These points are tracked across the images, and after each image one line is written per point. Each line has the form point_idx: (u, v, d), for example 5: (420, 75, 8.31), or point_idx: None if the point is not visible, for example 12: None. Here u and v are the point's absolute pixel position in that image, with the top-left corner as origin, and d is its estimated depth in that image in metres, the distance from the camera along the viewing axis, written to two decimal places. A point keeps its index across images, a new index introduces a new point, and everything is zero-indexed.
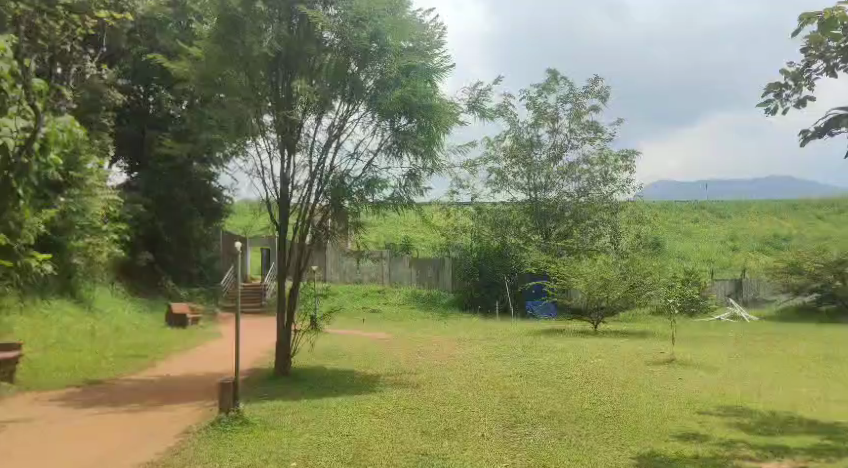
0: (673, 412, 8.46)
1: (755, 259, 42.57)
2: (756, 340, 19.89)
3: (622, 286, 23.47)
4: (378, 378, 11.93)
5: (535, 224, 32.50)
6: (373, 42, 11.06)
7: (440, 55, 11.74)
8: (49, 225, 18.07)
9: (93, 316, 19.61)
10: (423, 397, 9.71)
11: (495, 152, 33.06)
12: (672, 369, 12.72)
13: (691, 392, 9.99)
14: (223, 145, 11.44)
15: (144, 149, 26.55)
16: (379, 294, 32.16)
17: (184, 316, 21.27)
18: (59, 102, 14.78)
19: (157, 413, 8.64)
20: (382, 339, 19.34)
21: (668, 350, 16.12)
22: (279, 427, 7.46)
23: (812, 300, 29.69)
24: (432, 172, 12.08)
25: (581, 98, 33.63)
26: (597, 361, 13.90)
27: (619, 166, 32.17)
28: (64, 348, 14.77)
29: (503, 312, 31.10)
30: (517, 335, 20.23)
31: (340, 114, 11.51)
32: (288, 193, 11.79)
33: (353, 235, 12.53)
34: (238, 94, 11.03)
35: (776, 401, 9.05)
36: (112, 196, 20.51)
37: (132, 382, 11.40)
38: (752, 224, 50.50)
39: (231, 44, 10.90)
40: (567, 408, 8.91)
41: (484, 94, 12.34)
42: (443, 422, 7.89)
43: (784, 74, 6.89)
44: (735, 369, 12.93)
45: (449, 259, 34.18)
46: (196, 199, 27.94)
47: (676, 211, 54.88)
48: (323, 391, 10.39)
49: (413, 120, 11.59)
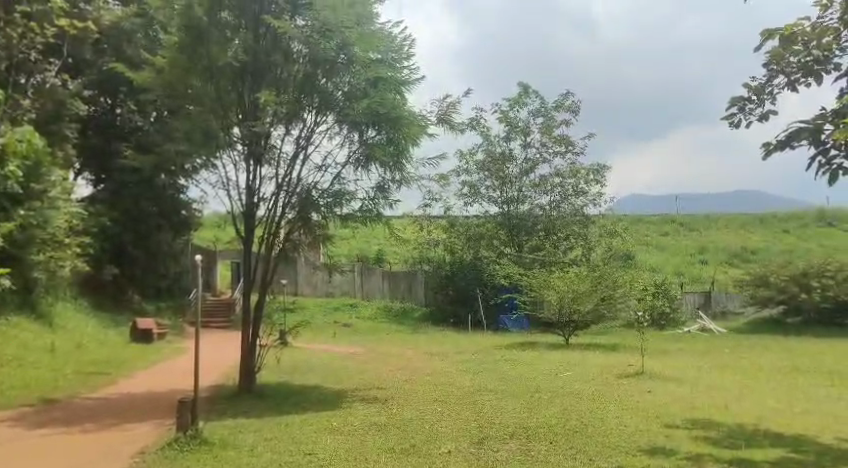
0: (643, 426, 8.40)
1: (724, 272, 43.34)
2: (726, 352, 20.13)
3: (595, 299, 23.94)
4: (347, 394, 11.72)
5: (508, 236, 32.62)
6: (340, 53, 10.94)
7: (409, 68, 11.75)
8: (7, 238, 17.29)
9: (54, 332, 19.03)
10: (391, 413, 9.55)
11: (468, 165, 33.24)
12: (643, 382, 12.77)
13: (662, 406, 9.93)
14: (188, 157, 11.23)
15: (110, 160, 25.96)
16: (351, 308, 31.84)
17: (149, 332, 20.73)
18: (18, 111, 14.50)
19: (113, 432, 8.31)
20: (354, 353, 19.12)
21: (640, 363, 16.22)
22: (238, 446, 7.22)
23: (778, 312, 30.55)
24: (400, 184, 12.02)
25: (552, 112, 34.10)
26: (569, 375, 13.85)
27: (590, 180, 32.57)
28: (21, 366, 14.24)
29: (474, 324, 30.96)
30: (490, 349, 20.14)
31: (308, 126, 11.37)
32: (254, 205, 11.55)
33: (320, 247, 12.36)
34: (203, 105, 10.84)
35: (745, 413, 9.11)
36: (72, 208, 19.81)
37: (91, 401, 11.01)
38: (722, 237, 51.42)
39: (197, 55, 10.77)
40: (537, 422, 8.82)
41: (453, 106, 12.30)
42: (409, 439, 7.73)
43: (747, 91, 7.60)
44: (705, 381, 13.03)
45: (423, 272, 34.03)
46: (165, 213, 27.32)
47: (648, 223, 55.67)
48: (288, 408, 10.13)
49: (381, 132, 11.50)
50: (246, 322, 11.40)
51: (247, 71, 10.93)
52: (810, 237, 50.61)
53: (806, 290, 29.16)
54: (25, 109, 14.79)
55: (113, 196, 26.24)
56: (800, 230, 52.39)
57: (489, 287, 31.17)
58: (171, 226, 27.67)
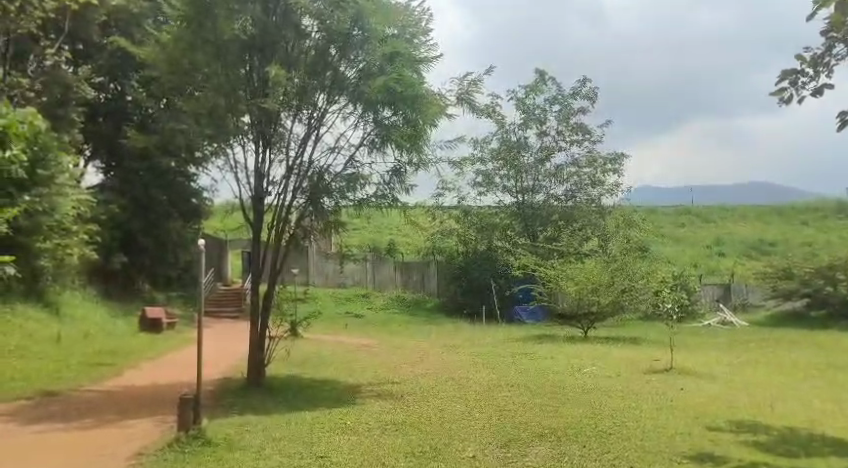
0: (681, 428, 7.81)
1: (743, 264, 42.37)
2: (752, 346, 19.40)
3: (613, 291, 23.31)
4: (361, 388, 11.18)
5: (522, 226, 32.02)
6: (355, 27, 10.32)
7: (427, 43, 11.10)
8: (12, 224, 16.68)
9: (60, 321, 18.63)
10: (408, 410, 8.99)
11: (483, 154, 32.53)
12: (670, 377, 12.18)
13: (698, 405, 9.28)
14: (195, 141, 10.60)
15: (119, 147, 25.54)
16: (363, 298, 31.31)
17: (158, 321, 20.25)
18: (17, 91, 13.94)
19: (112, 430, 7.78)
20: (366, 345, 18.63)
21: (664, 357, 15.59)
22: (245, 447, 6.65)
23: (802, 306, 29.50)
24: (417, 168, 11.34)
25: (569, 100, 33.32)
26: (592, 370, 13.21)
27: (607, 169, 31.81)
28: (25, 357, 13.82)
29: (488, 316, 30.37)
30: (506, 341, 19.50)
31: (320, 106, 10.71)
32: (263, 190, 10.92)
33: (333, 235, 11.75)
34: (210, 83, 10.20)
35: (792, 414, 8.45)
36: (81, 195, 19.24)
37: (93, 394, 10.51)
38: (739, 229, 50.43)
39: (202, 29, 10.09)
40: (567, 423, 8.21)
41: (474, 85, 11.60)
42: (429, 440, 7.14)
43: (801, 62, 6.94)
44: (737, 377, 12.39)
45: (435, 263, 33.43)
46: (174, 201, 26.84)
47: (663, 214, 54.75)
48: (298, 404, 9.58)
49: (398, 112, 10.84)
50: (256, 312, 10.85)
51: (256, 46, 10.28)
52: (829, 229, 49.50)
53: (831, 282, 28.33)
54: (21, 87, 14.08)
55: (122, 184, 25.87)
56: (819, 222, 51.27)
57: (503, 277, 30.54)
58: (181, 214, 27.18)
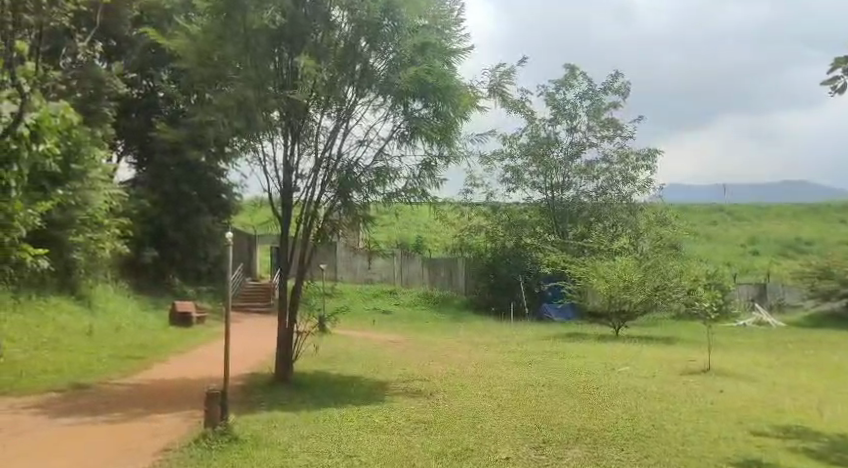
0: (723, 432, 7.46)
1: (779, 263, 41.21)
2: (792, 348, 18.71)
3: (646, 289, 22.77)
4: (390, 386, 11.00)
5: (551, 224, 31.54)
6: (385, 18, 10.12)
7: (458, 34, 10.86)
8: (46, 218, 16.88)
9: (92, 315, 18.84)
10: (438, 409, 8.78)
11: (512, 150, 32.10)
12: (709, 379, 11.75)
13: (741, 409, 8.89)
14: (224, 134, 10.52)
15: (151, 143, 25.80)
16: (390, 294, 31.16)
17: (188, 315, 20.38)
18: (50, 86, 14.06)
19: (139, 424, 7.71)
20: (394, 342, 18.45)
21: (699, 358, 15.10)
22: (273, 444, 6.52)
23: (842, 306, 28.80)
24: (448, 162, 11.10)
25: (600, 95, 32.72)
26: (626, 370, 12.86)
27: (639, 165, 31.14)
28: (57, 349, 13.95)
29: (517, 313, 30.24)
30: (536, 340, 19.11)
31: (349, 98, 10.55)
32: (291, 183, 10.80)
33: (362, 230, 11.59)
34: (239, 75, 10.11)
35: (842, 420, 8.04)
36: (113, 190, 19.42)
37: (123, 388, 10.50)
38: (775, 228, 49.07)
39: (232, 21, 9.96)
40: (602, 425, 7.91)
41: (506, 77, 11.32)
42: (461, 441, 6.92)
43: None
44: (779, 380, 11.90)
45: (463, 259, 33.10)
46: (205, 196, 27.05)
47: (695, 212, 53.56)
48: (326, 401, 9.43)
49: (429, 105, 10.64)
50: (284, 307, 10.73)
51: (285, 37, 10.16)
52: None
53: None
54: (56, 81, 14.18)
55: (154, 179, 26.14)
56: None
57: (532, 274, 30.38)
58: (211, 209, 27.36)
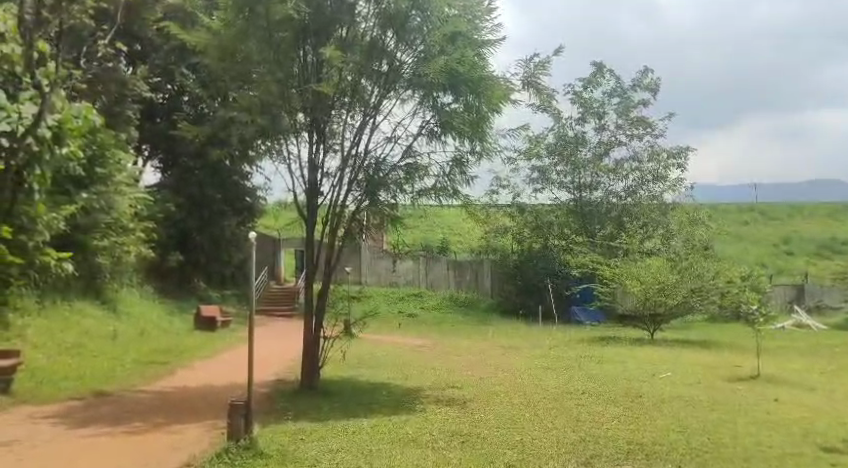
0: (790, 447, 6.85)
1: (815, 264, 39.79)
2: (839, 352, 17.74)
3: (681, 292, 21.96)
4: (421, 393, 10.51)
5: (580, 226, 30.67)
6: (413, 9, 9.68)
7: (491, 25, 10.37)
8: (71, 222, 16.75)
9: (116, 318, 18.68)
10: (472, 419, 8.26)
11: (538, 150, 31.46)
12: (759, 387, 11.06)
13: (802, 420, 8.22)
14: (246, 132, 10.09)
15: (175, 146, 25.69)
16: (415, 298, 30.69)
17: (213, 319, 20.12)
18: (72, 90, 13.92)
19: (160, 436, 7.34)
20: (420, 346, 18.01)
21: (742, 364, 14.34)
22: (300, 459, 6.07)
23: None
24: (480, 157, 10.56)
25: (629, 92, 31.94)
26: (668, 376, 12.18)
27: (670, 164, 30.35)
28: (82, 355, 13.71)
29: (545, 316, 29.47)
30: (569, 344, 18.44)
31: (376, 93, 10.09)
32: (317, 182, 10.35)
33: (389, 231, 11.09)
34: (262, 70, 9.69)
35: None
36: (139, 193, 19.26)
37: (146, 395, 10.18)
38: (808, 227, 47.55)
39: (254, 14, 9.50)
40: (651, 438, 7.33)
41: (541, 67, 10.76)
42: (501, 456, 6.38)
43: None
44: (835, 388, 11.15)
45: (489, 262, 32.35)
46: (229, 199, 26.93)
47: (724, 212, 52.24)
48: (356, 410, 8.95)
49: (459, 98, 10.16)
50: (310, 311, 10.29)
51: (309, 31, 9.75)
52: None
53: None
54: (78, 84, 14.03)
55: (178, 182, 25.99)
56: None
57: (561, 277, 29.56)
58: (236, 212, 27.21)
